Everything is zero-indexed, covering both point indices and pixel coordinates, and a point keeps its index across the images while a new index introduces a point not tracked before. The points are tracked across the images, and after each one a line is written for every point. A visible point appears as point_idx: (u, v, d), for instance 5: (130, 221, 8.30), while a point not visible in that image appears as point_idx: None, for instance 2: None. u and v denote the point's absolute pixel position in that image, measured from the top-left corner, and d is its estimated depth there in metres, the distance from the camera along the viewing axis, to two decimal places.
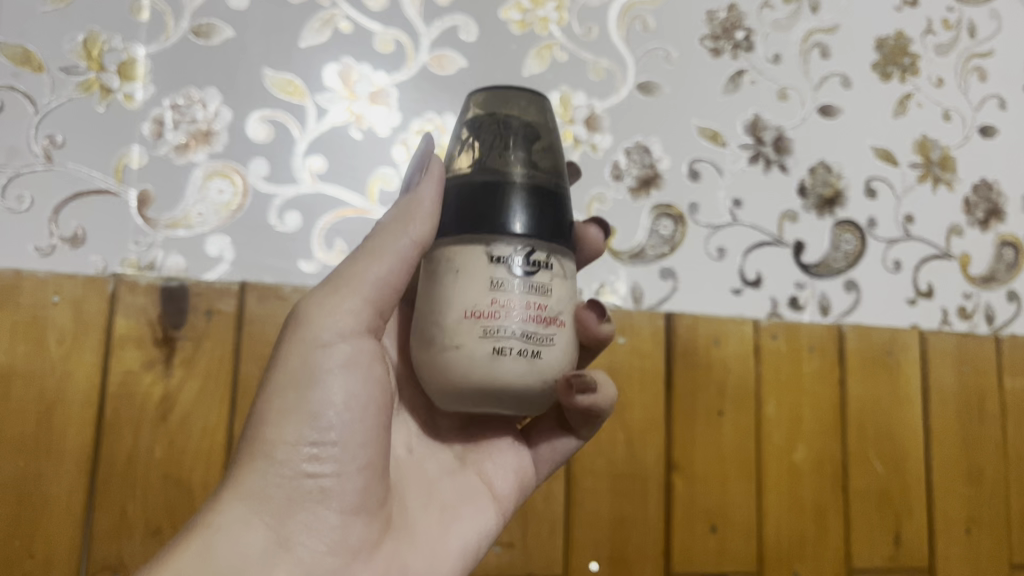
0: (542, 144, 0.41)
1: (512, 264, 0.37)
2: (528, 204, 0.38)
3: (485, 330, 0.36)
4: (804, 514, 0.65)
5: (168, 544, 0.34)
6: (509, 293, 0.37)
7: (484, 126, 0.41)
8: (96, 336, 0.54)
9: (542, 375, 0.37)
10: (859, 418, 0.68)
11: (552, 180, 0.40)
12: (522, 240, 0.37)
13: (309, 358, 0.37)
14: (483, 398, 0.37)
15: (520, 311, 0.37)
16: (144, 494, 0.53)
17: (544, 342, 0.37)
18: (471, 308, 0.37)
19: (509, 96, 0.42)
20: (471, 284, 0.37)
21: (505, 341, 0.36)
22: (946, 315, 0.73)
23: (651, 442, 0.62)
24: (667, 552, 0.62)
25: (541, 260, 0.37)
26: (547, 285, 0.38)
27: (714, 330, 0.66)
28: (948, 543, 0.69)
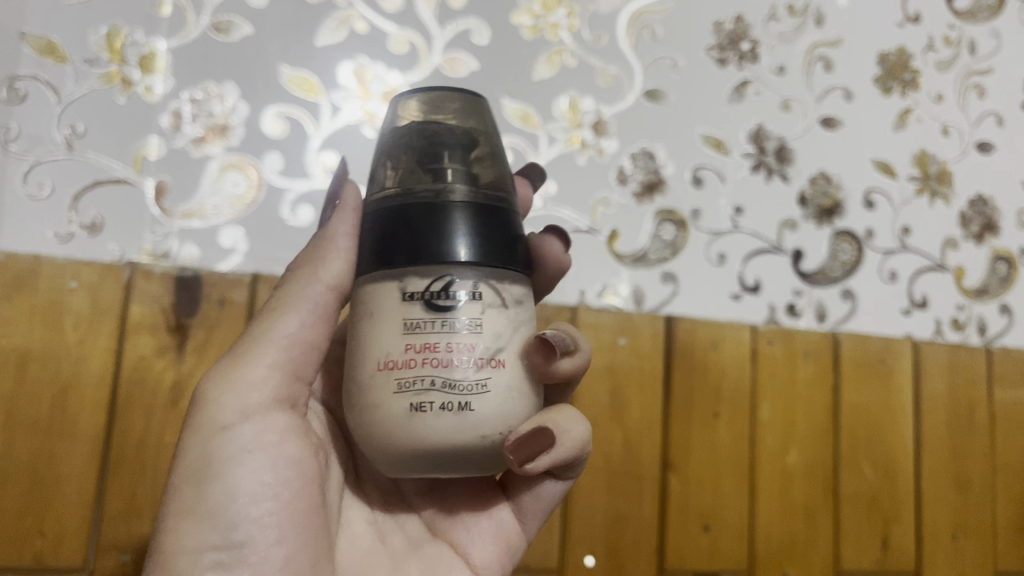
0: (473, 157, 0.40)
1: (428, 300, 0.37)
2: (451, 224, 0.37)
3: (401, 383, 0.36)
4: (795, 515, 0.67)
5: None
6: (425, 337, 0.36)
7: (407, 138, 0.41)
8: (111, 322, 0.55)
9: (475, 429, 0.36)
10: (851, 424, 0.70)
11: (482, 193, 0.39)
12: (440, 270, 0.37)
13: (211, 443, 0.38)
14: (413, 459, 0.37)
15: (440, 355, 0.36)
16: (154, 477, 0.55)
17: (474, 392, 0.37)
18: (387, 359, 0.37)
19: (438, 105, 0.42)
20: (387, 332, 0.37)
21: (424, 392, 0.36)
22: (939, 326, 0.75)
23: (647, 441, 0.64)
24: (660, 550, 0.63)
25: (464, 292, 0.37)
26: (475, 320, 0.37)
27: (713, 334, 0.67)
28: (935, 548, 0.71)
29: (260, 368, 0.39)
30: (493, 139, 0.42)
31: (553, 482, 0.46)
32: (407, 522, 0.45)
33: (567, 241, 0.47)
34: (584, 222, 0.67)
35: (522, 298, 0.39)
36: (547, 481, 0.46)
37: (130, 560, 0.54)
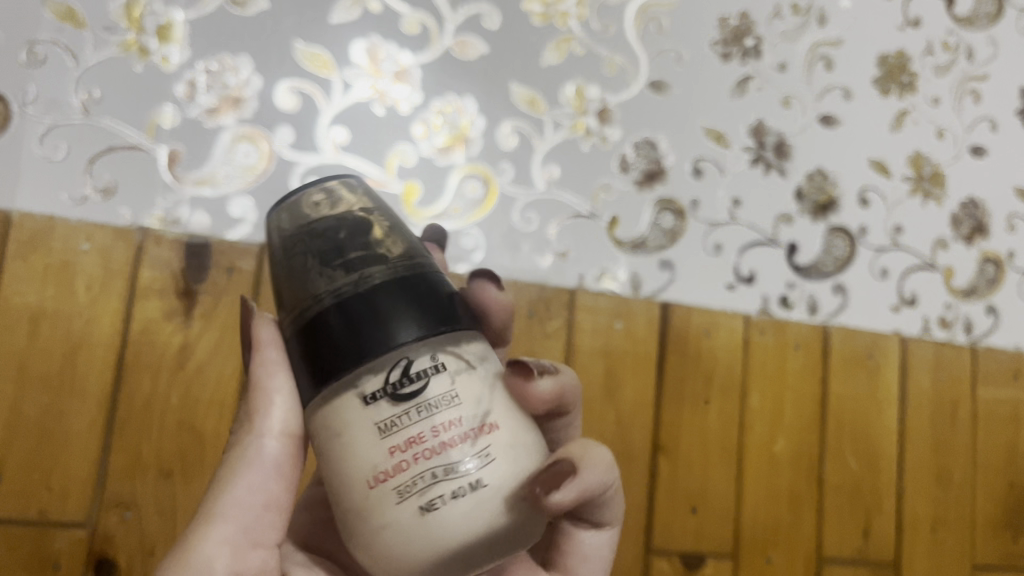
0: (369, 222, 0.36)
1: (393, 391, 0.33)
2: (391, 309, 0.34)
3: (402, 488, 0.32)
4: (780, 502, 0.69)
5: None
6: (406, 431, 0.33)
7: (296, 240, 0.35)
8: (121, 285, 0.56)
9: (495, 500, 0.33)
10: (838, 415, 0.72)
11: (401, 264, 0.35)
12: (394, 355, 0.33)
13: None
14: (440, 565, 0.32)
15: (430, 443, 0.33)
16: (158, 437, 0.56)
17: (480, 462, 0.33)
18: (377, 472, 0.33)
19: (316, 194, 0.37)
20: (365, 445, 0.33)
21: (430, 487, 0.32)
22: (927, 323, 0.76)
23: (639, 422, 0.65)
24: (649, 530, 0.65)
25: (426, 368, 0.33)
26: (449, 392, 0.33)
27: (707, 321, 0.69)
28: (914, 540, 0.73)
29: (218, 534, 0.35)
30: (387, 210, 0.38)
31: (594, 531, 0.44)
32: None
33: (501, 282, 0.42)
34: (585, 207, 0.68)
35: (484, 352, 0.36)
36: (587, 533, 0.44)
37: (132, 517, 0.55)
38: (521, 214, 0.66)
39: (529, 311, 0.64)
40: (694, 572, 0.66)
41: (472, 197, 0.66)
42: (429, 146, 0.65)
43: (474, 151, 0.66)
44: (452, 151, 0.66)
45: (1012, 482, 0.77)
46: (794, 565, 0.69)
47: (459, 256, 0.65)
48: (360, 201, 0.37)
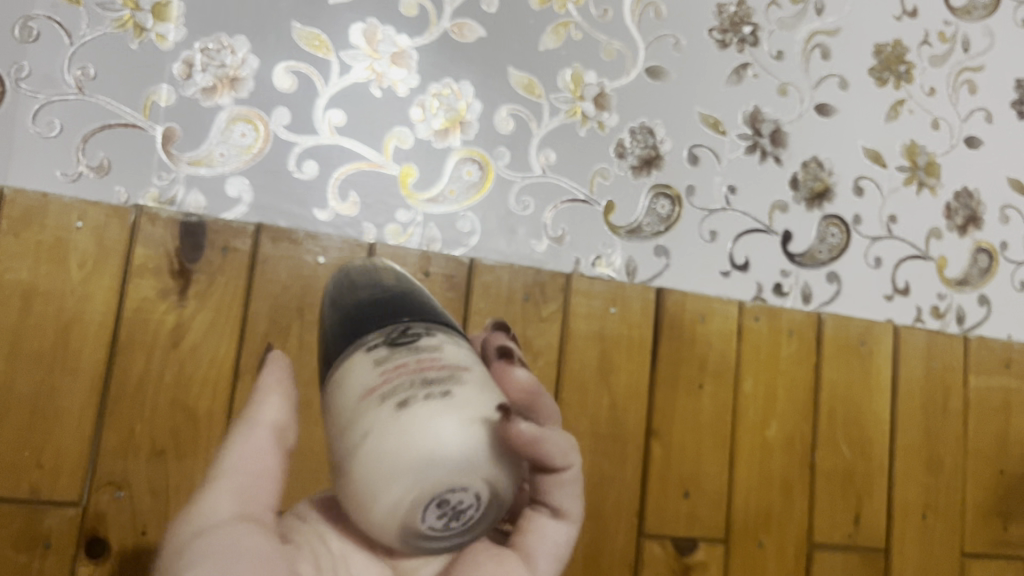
0: (401, 273, 0.41)
1: (388, 342, 0.36)
2: (404, 295, 0.39)
3: (384, 395, 0.34)
4: (771, 487, 0.69)
5: None
6: (398, 359, 0.35)
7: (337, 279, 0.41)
8: (115, 263, 0.56)
9: (469, 409, 0.34)
10: (830, 401, 0.72)
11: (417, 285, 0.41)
12: (393, 322, 0.37)
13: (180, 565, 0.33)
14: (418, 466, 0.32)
15: (414, 365, 0.35)
16: (151, 416, 0.56)
17: (458, 384, 0.35)
18: (367, 388, 0.34)
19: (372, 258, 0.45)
20: (360, 372, 0.35)
21: (404, 394, 0.34)
22: (919, 313, 0.77)
23: (633, 407, 0.66)
24: (642, 514, 0.65)
25: (418, 332, 0.36)
26: (437, 345, 0.36)
27: (702, 307, 0.69)
28: (904, 526, 0.73)
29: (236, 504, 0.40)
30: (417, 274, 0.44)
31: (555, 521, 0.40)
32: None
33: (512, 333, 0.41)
34: (581, 192, 0.68)
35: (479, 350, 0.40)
36: (548, 522, 0.40)
37: (124, 496, 0.55)
38: (517, 198, 0.66)
39: (525, 295, 0.64)
40: (686, 556, 0.66)
41: (468, 180, 0.66)
42: (426, 129, 0.65)
43: (471, 134, 0.66)
44: (449, 135, 0.66)
45: (1001, 470, 0.77)
46: (785, 550, 0.69)
47: (454, 239, 0.65)
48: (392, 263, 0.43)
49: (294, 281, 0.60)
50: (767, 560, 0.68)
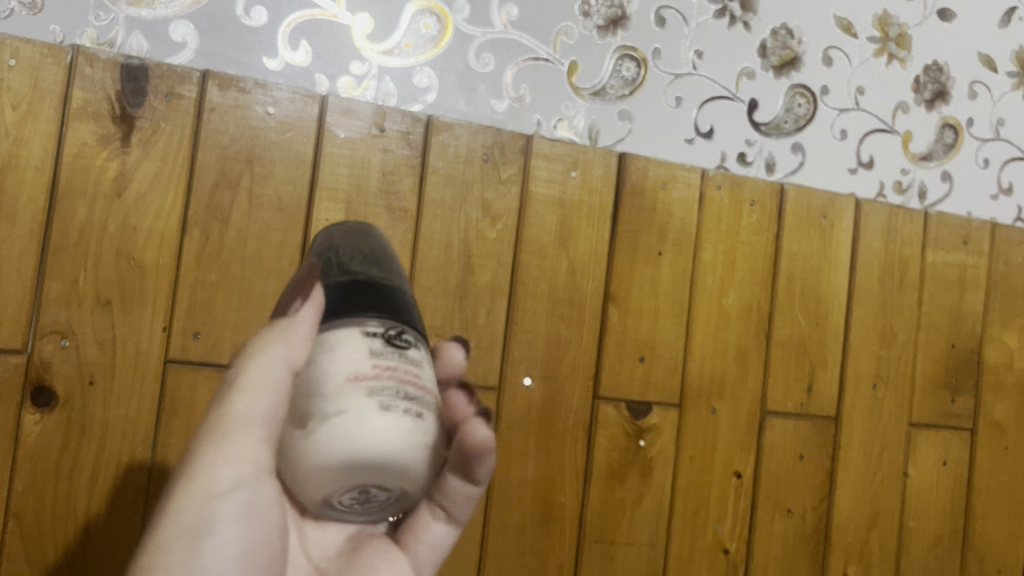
0: (373, 314, 0.38)
1: (389, 338, 0.38)
2: (364, 317, 0.38)
3: (369, 389, 0.36)
4: (726, 353, 0.70)
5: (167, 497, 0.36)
6: (390, 360, 0.37)
7: (357, 257, 0.41)
8: (52, 106, 0.54)
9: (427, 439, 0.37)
10: (789, 271, 0.72)
11: (384, 311, 0.39)
12: (371, 320, 0.38)
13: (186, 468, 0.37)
14: (338, 454, 0.34)
15: (381, 376, 0.36)
16: (96, 265, 0.55)
17: (425, 406, 0.37)
18: (358, 372, 0.36)
19: (358, 250, 0.42)
20: (355, 352, 0.37)
21: (388, 397, 0.36)
22: (882, 187, 0.77)
23: (591, 273, 0.66)
24: (596, 376, 0.66)
25: (412, 340, 0.39)
26: (419, 359, 0.39)
27: (664, 174, 0.68)
28: (855, 397, 0.74)
29: (235, 450, 0.37)
30: (384, 295, 0.39)
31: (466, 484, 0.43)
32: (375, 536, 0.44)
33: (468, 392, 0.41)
34: (544, 51, 0.66)
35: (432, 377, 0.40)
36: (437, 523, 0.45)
37: (70, 345, 0.55)
38: (476, 54, 0.64)
39: (483, 155, 0.63)
40: (639, 419, 0.67)
41: (426, 33, 0.63)
42: None
43: None
44: None
45: (952, 343, 0.78)
46: (738, 414, 0.70)
47: (411, 94, 0.63)
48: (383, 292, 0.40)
49: (243, 133, 0.58)
50: (719, 425, 0.70)
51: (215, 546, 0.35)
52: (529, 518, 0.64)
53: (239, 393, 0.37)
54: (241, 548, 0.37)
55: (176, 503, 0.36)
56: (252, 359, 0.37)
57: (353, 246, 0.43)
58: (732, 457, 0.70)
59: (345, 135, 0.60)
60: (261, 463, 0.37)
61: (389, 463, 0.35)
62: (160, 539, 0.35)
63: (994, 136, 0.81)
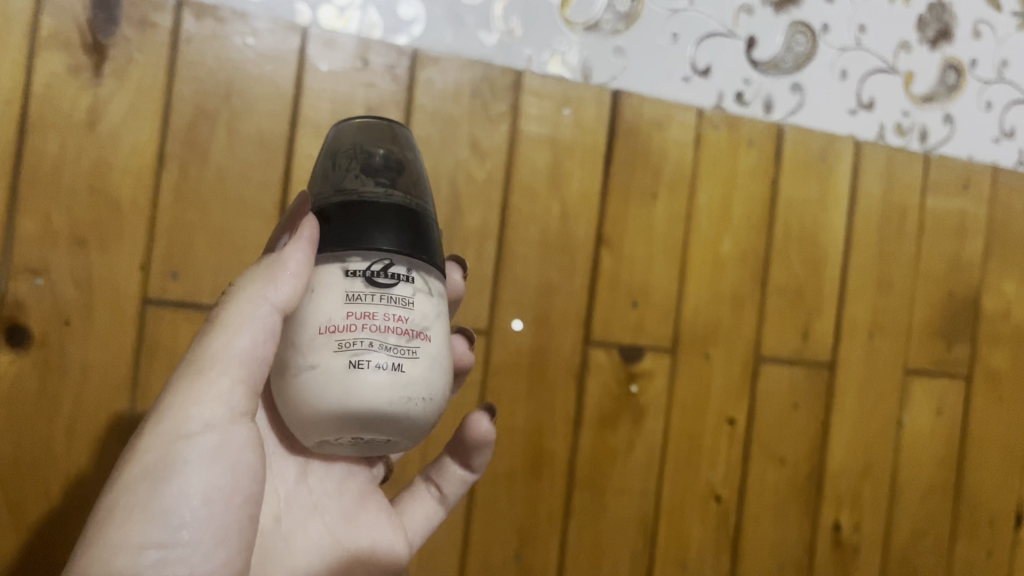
0: (373, 240, 0.39)
1: (368, 277, 0.39)
2: (358, 249, 0.39)
3: (340, 342, 0.38)
4: (721, 298, 0.68)
5: (136, 436, 0.38)
6: (366, 306, 0.39)
7: (353, 168, 0.42)
8: (19, 33, 0.51)
9: (407, 388, 0.38)
10: (786, 215, 0.70)
11: (389, 233, 0.39)
12: (372, 251, 0.39)
13: (155, 410, 0.38)
14: (322, 401, 0.38)
15: (361, 327, 0.38)
16: (70, 201, 0.53)
17: (407, 355, 0.39)
18: (327, 324, 0.39)
19: (357, 159, 0.42)
20: (328, 300, 0.39)
21: (359, 347, 0.38)
22: (882, 130, 0.74)
23: (583, 215, 0.64)
24: (589, 320, 0.64)
25: (401, 273, 0.40)
26: (408, 297, 0.40)
27: (659, 114, 0.66)
28: (851, 344, 0.73)
29: (209, 388, 0.38)
30: (384, 210, 0.40)
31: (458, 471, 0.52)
32: (375, 497, 0.50)
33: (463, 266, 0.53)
34: None
35: (437, 310, 0.41)
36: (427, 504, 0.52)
37: (43, 284, 0.53)
38: None
39: (472, 91, 0.61)
40: (632, 364, 0.66)
41: None
42: None
43: None
44: None
45: (950, 292, 0.77)
46: (732, 361, 0.69)
47: (397, 26, 0.60)
48: (386, 208, 0.40)
49: (221, 65, 0.55)
50: (713, 371, 0.68)
51: (185, 479, 0.37)
52: (519, 464, 0.63)
53: (217, 331, 0.39)
54: (214, 487, 0.38)
55: (146, 439, 0.37)
56: (229, 305, 0.40)
57: (352, 154, 0.43)
58: (726, 404, 0.69)
59: (328, 69, 0.58)
60: (234, 404, 0.39)
61: (367, 412, 0.37)
62: (130, 471, 0.36)
63: (997, 78, 0.78)
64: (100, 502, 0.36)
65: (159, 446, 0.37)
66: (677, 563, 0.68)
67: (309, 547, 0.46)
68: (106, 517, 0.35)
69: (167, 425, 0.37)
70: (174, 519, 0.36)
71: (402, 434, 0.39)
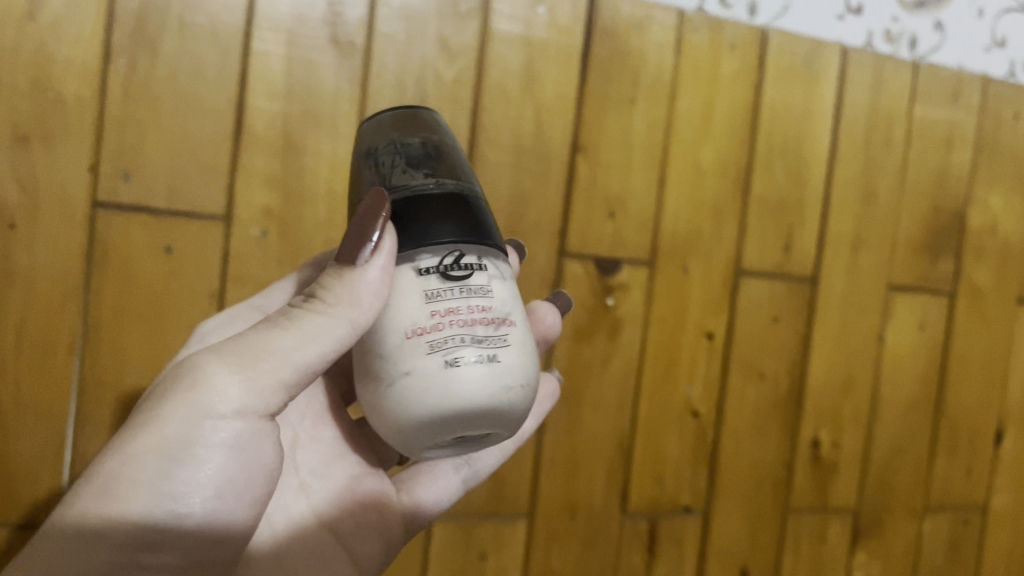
0: (436, 233, 0.36)
1: (443, 272, 0.35)
2: (425, 246, 0.35)
3: (432, 343, 0.34)
4: (701, 209, 0.66)
5: (157, 398, 0.33)
6: (447, 301, 0.35)
7: (394, 162, 0.38)
8: None
9: (507, 378, 0.34)
10: (769, 124, 0.68)
11: (449, 223, 0.36)
12: (439, 245, 0.35)
13: (182, 375, 0.33)
14: (420, 408, 0.33)
15: (449, 325, 0.34)
16: (11, 98, 0.50)
17: (498, 344, 0.35)
18: (413, 326, 0.35)
19: (394, 152, 0.38)
20: (404, 301, 0.35)
21: (451, 346, 0.34)
22: (871, 36, 0.71)
23: (559, 121, 0.61)
24: (564, 231, 0.62)
25: (472, 263, 0.36)
26: (485, 286, 0.36)
27: (637, 14, 0.63)
28: (834, 259, 0.71)
29: (256, 384, 0.33)
30: (439, 201, 0.36)
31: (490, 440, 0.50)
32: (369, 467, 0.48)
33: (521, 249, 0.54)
34: None
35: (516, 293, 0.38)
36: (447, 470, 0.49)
37: None
38: None
39: None
40: (608, 277, 0.64)
41: None
42: None
43: None
44: None
45: (936, 205, 0.75)
46: (711, 275, 0.67)
47: None
48: (440, 199, 0.36)
49: None
50: (692, 285, 0.67)
51: (193, 465, 0.33)
52: None
53: (287, 329, 0.34)
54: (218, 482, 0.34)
55: (169, 412, 0.32)
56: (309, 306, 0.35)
57: (387, 146, 0.39)
58: (704, 318, 0.67)
59: None
60: (270, 405, 0.35)
61: (465, 412, 0.33)
62: (143, 468, 0.31)
63: None
64: (99, 462, 0.32)
65: (178, 427, 0.32)
66: (654, 479, 0.67)
67: (286, 516, 0.43)
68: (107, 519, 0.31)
69: (195, 405, 0.33)
70: (173, 508, 0.32)
71: (500, 427, 0.36)
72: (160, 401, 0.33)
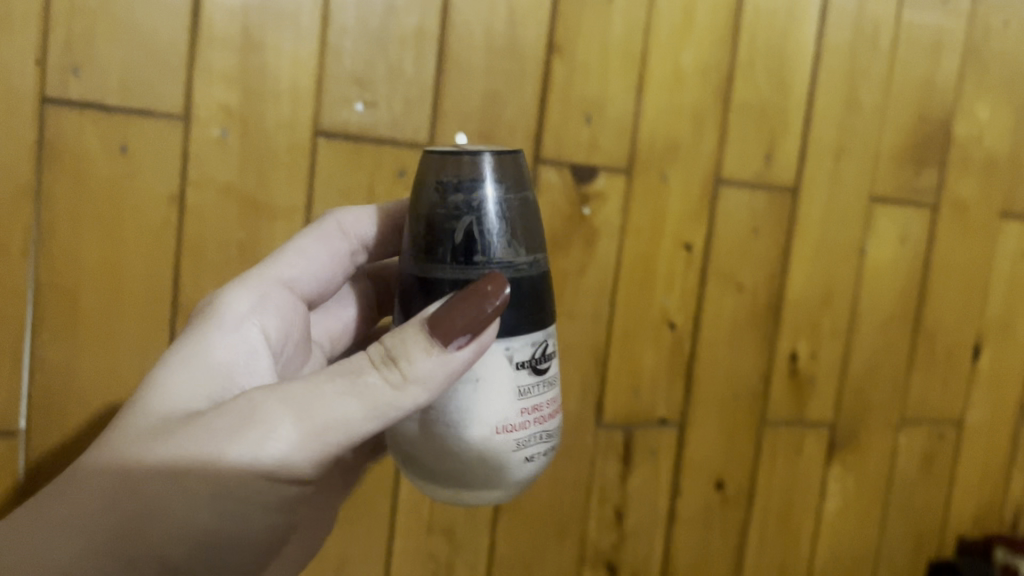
0: (529, 326, 0.37)
1: (531, 367, 0.38)
2: (518, 336, 0.37)
3: (519, 441, 0.37)
4: (681, 115, 0.64)
5: (213, 435, 0.33)
6: (534, 398, 0.38)
7: (499, 230, 0.37)
8: None
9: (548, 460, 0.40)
10: (752, 26, 0.65)
11: (538, 313, 0.38)
12: (531, 339, 0.38)
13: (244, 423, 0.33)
14: (486, 488, 0.38)
15: (532, 420, 0.38)
16: None
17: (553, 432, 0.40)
18: (503, 422, 0.37)
19: (496, 213, 0.37)
20: (496, 396, 0.37)
21: (529, 443, 0.38)
22: None
23: (533, 20, 0.59)
24: (539, 135, 0.60)
25: (548, 353, 0.39)
26: (553, 375, 0.39)
27: None
28: (816, 168, 0.70)
29: (314, 450, 0.34)
30: (532, 284, 0.38)
31: None
32: None
33: None
34: None
35: None
36: None
37: None
38: None
39: None
40: (585, 185, 0.62)
41: None
42: None
43: None
44: None
45: (921, 114, 0.73)
46: (690, 184, 0.66)
47: None
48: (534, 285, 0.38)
49: None
50: (670, 195, 0.65)
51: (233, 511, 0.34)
52: None
53: (358, 395, 0.34)
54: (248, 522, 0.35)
55: (226, 464, 0.32)
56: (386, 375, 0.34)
57: (489, 200, 0.37)
58: (683, 228, 0.66)
59: None
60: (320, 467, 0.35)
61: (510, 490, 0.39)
62: (166, 504, 0.32)
63: None
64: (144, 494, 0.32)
65: (229, 477, 0.33)
66: (629, 391, 0.67)
67: None
68: (111, 542, 0.31)
69: (253, 460, 0.33)
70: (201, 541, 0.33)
71: None
72: (218, 445, 0.33)
